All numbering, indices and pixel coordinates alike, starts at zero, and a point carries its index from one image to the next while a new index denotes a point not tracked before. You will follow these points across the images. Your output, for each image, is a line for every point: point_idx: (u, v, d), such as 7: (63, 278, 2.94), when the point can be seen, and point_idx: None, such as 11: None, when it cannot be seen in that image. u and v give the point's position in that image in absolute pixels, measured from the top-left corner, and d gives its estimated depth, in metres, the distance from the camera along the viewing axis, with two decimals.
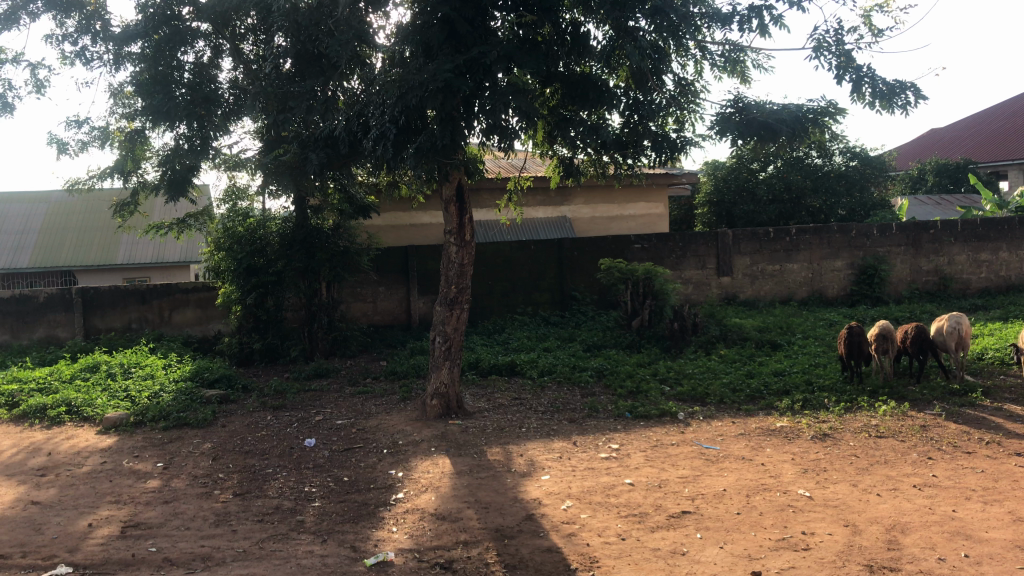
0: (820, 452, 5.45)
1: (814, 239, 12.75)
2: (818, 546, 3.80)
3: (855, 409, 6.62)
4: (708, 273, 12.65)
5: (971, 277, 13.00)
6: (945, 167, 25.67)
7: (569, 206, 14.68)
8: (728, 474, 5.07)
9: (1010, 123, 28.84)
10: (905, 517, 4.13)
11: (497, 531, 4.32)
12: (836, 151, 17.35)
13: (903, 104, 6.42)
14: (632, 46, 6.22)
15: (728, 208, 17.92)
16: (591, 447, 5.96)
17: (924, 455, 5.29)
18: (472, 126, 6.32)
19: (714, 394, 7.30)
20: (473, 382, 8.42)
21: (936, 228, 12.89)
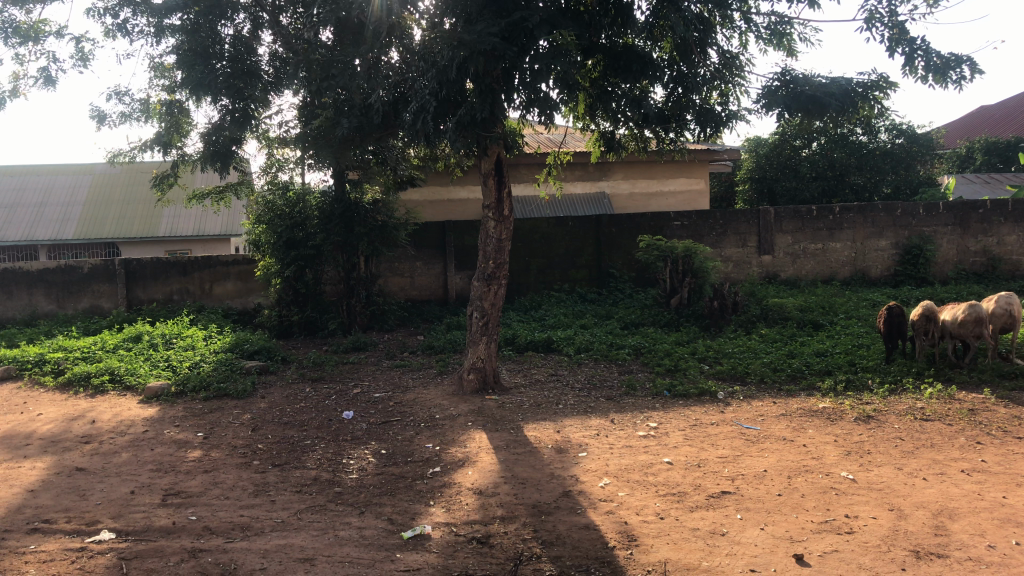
0: (864, 434, 5.35)
1: (858, 218, 12.50)
2: (861, 530, 3.73)
3: (900, 391, 6.48)
4: (748, 251, 12.46)
5: (1021, 259, 12.68)
6: (995, 145, 25.09)
7: (607, 181, 14.55)
8: (769, 454, 4.99)
9: None
10: (952, 502, 4.03)
11: (534, 507, 4.30)
12: (882, 128, 16.90)
13: (957, 78, 6.21)
14: (677, 17, 6.09)
15: (770, 184, 17.64)
16: (629, 425, 5.91)
17: (972, 439, 5.18)
18: (512, 99, 6.29)
19: (755, 373, 7.21)
20: (509, 358, 8.41)
21: (985, 207, 12.55)
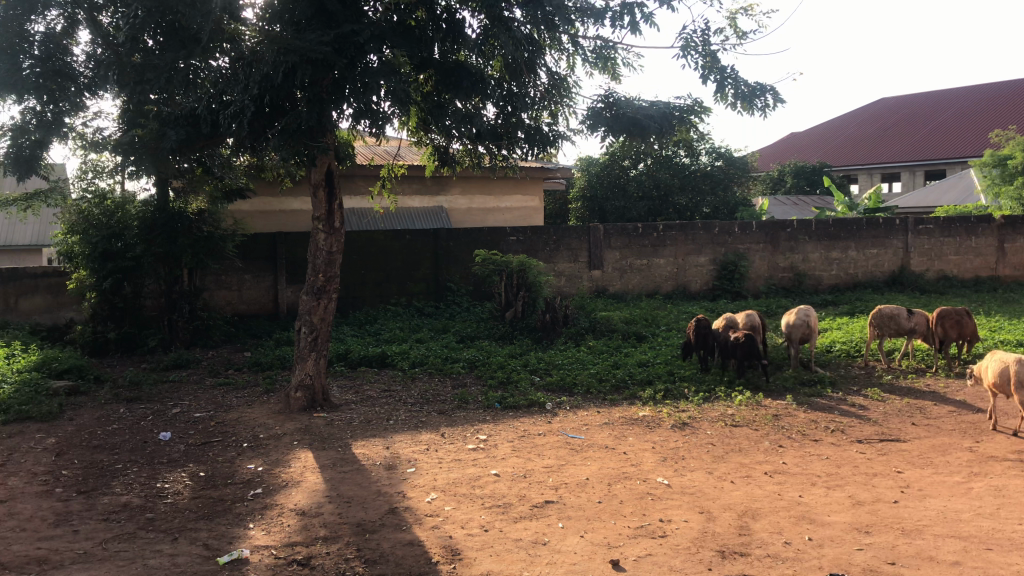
0: (679, 441, 5.62)
1: (679, 235, 13.16)
2: (673, 534, 3.90)
3: (713, 399, 6.85)
4: (580, 266, 12.84)
5: (823, 275, 13.71)
6: (803, 169, 27.11)
7: (444, 196, 14.58)
8: (592, 463, 5.14)
9: (859, 136, 30.86)
10: (756, 503, 4.29)
11: (358, 526, 4.23)
12: (703, 151, 18.01)
13: (762, 106, 6.68)
14: (506, 36, 6.25)
15: (600, 203, 18.23)
16: (458, 438, 5.93)
17: (776, 442, 5.54)
18: (341, 109, 6.12)
19: (581, 384, 7.41)
20: (340, 374, 8.25)
21: (791, 227, 13.51)
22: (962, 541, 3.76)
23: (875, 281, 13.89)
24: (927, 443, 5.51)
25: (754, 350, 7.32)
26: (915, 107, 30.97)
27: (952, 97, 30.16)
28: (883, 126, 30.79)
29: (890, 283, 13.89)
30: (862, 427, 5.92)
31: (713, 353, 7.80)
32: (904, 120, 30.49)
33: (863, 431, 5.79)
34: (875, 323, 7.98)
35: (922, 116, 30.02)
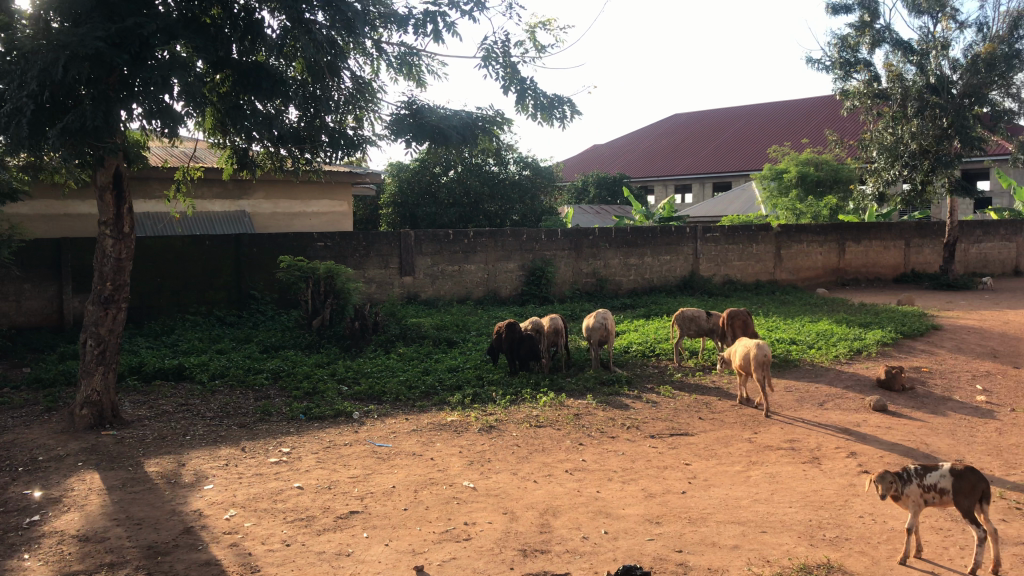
0: (485, 444, 5.71)
1: (489, 242, 13.37)
2: (477, 536, 3.96)
3: (519, 401, 7.01)
4: (390, 272, 12.75)
5: (623, 280, 14.38)
6: (605, 180, 28.34)
7: (248, 200, 14.04)
8: (398, 470, 5.12)
9: (656, 149, 32.70)
10: (556, 500, 4.44)
11: (148, 549, 3.98)
12: (511, 159, 18.42)
13: (559, 117, 6.93)
14: (307, 39, 6.11)
15: (411, 210, 18.10)
16: (260, 452, 5.73)
17: (576, 441, 5.76)
18: (130, 109, 5.79)
19: (390, 392, 7.35)
20: (133, 389, 7.74)
21: (594, 234, 14.08)
22: (741, 525, 4.06)
23: (669, 285, 14.73)
24: (713, 436, 5.91)
25: (523, 345, 7.91)
26: (705, 123, 33.19)
27: (736, 115, 32.57)
28: (676, 141, 32.76)
29: (683, 287, 14.78)
30: (656, 422, 6.27)
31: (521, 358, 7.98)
32: (695, 134, 32.58)
33: (656, 427, 6.12)
34: (679, 326, 8.49)
35: (710, 132, 32.21)
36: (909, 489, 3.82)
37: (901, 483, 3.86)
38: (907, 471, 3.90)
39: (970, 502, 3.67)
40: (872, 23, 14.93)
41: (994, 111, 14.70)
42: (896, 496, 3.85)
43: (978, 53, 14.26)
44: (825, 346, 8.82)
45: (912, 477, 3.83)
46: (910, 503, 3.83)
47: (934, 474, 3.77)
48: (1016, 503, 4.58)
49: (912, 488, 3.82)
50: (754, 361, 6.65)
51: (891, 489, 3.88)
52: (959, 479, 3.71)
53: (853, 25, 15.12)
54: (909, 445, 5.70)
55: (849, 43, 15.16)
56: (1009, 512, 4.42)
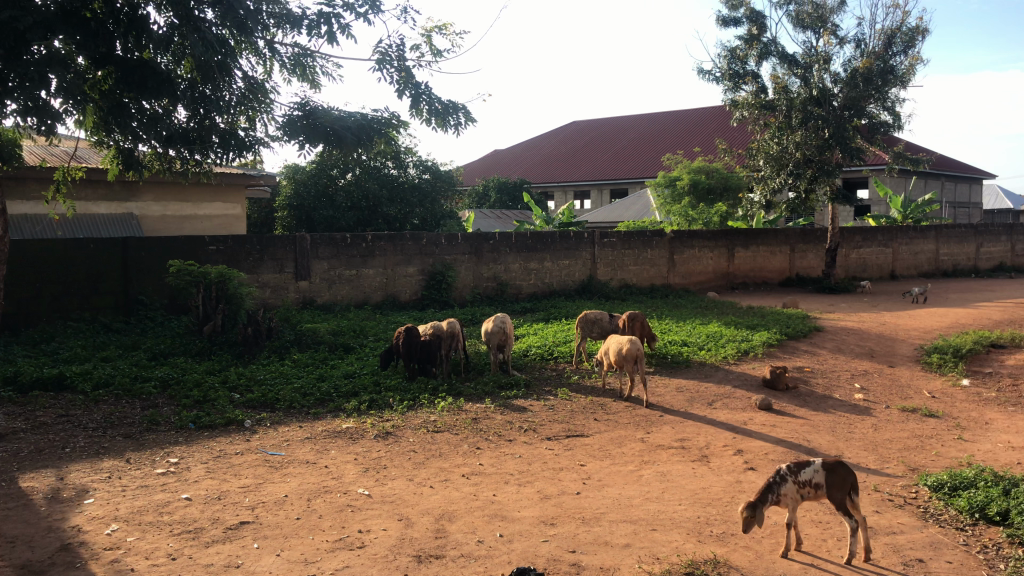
0: (381, 450, 5.65)
1: (387, 246, 13.25)
2: (372, 543, 3.92)
3: (416, 406, 6.97)
4: (285, 276, 12.50)
5: (522, 284, 14.48)
6: (505, 185, 28.53)
7: (135, 202, 13.51)
8: (291, 479, 5.02)
9: (555, 155, 33.15)
10: (451, 505, 4.43)
11: (22, 568, 3.78)
12: (410, 163, 18.34)
13: (455, 123, 7.07)
14: (196, 37, 5.97)
15: (308, 213, 17.73)
16: (146, 463, 5.52)
17: (474, 445, 5.77)
18: (3, 105, 5.53)
19: (284, 399, 7.20)
20: (8, 400, 7.33)
21: (494, 238, 14.14)
22: (632, 524, 4.15)
23: (568, 290, 14.92)
24: (608, 437, 6.01)
25: (430, 351, 7.92)
26: (602, 131, 33.80)
27: (633, 123, 33.30)
28: (575, 147, 33.24)
29: (581, 291, 14.99)
30: (552, 425, 6.34)
31: (419, 361, 7.93)
32: (593, 141, 33.15)
33: (553, 429, 6.20)
34: (581, 328, 8.64)
35: (608, 139, 32.83)
36: (787, 489, 3.90)
37: (777, 483, 3.92)
38: (779, 471, 3.97)
39: (842, 494, 3.87)
40: (760, 36, 15.50)
41: (872, 123, 15.47)
42: (776, 499, 3.90)
43: (857, 67, 14.98)
44: (714, 347, 9.10)
45: (787, 476, 3.91)
46: (788, 502, 3.91)
47: (809, 470, 3.89)
48: (890, 494, 4.83)
49: (789, 486, 3.90)
50: (624, 346, 7.25)
51: (768, 491, 3.92)
52: (831, 473, 3.88)
53: (742, 37, 15.66)
54: (793, 441, 5.93)
55: (738, 55, 15.69)
56: (883, 504, 4.66)
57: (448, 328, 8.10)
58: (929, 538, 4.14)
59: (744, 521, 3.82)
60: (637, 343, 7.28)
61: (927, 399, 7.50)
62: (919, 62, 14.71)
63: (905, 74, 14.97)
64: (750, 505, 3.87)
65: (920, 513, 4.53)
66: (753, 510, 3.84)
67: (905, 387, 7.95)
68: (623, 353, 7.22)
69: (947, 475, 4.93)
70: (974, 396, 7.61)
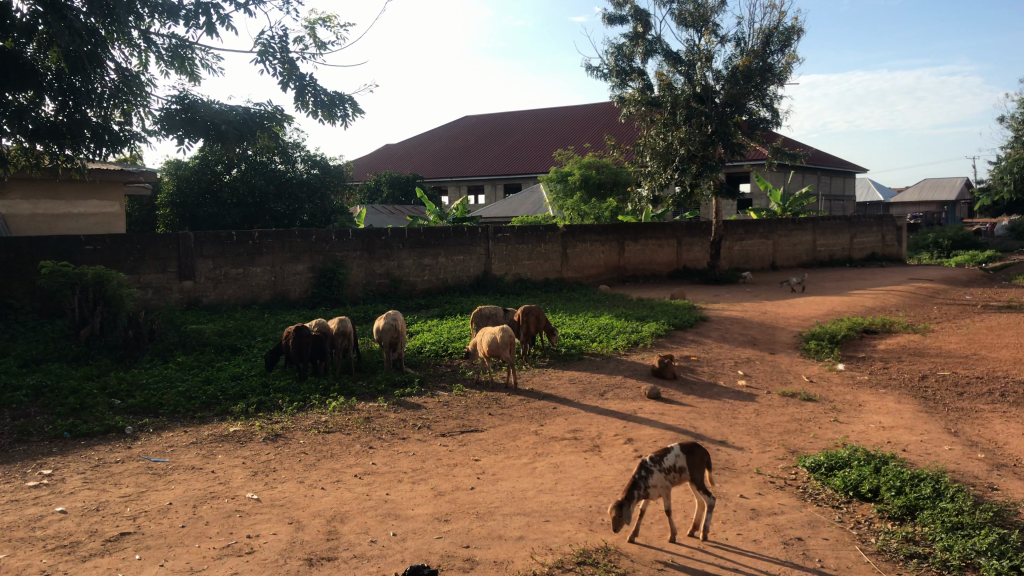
0: (270, 453, 5.52)
1: (276, 243, 12.94)
2: (261, 548, 3.82)
3: (307, 407, 6.83)
4: (168, 276, 12.04)
5: (416, 280, 14.37)
6: (397, 180, 28.30)
7: (2, 200, 12.71)
8: (176, 486, 4.84)
9: (446, 150, 33.11)
10: (343, 506, 4.37)
11: None
12: (298, 157, 17.84)
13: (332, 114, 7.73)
14: (61, 25, 6.37)
15: (192, 210, 17.21)
16: (17, 476, 5.21)
17: (367, 444, 5.70)
18: None
19: (168, 404, 6.93)
20: None
21: (386, 234, 13.99)
22: (525, 516, 4.18)
23: (462, 285, 14.90)
24: (502, 431, 6.04)
25: (313, 350, 7.76)
26: (494, 126, 33.92)
27: (524, 118, 33.55)
28: (467, 142, 33.25)
29: (475, 286, 15.01)
30: (446, 421, 6.32)
31: (309, 362, 7.76)
32: (485, 136, 33.23)
33: (447, 426, 6.18)
34: (477, 323, 8.61)
35: (499, 134, 33.00)
36: (655, 481, 3.95)
37: (643, 477, 3.95)
38: (642, 465, 3.99)
39: (700, 471, 4.04)
40: (645, 34, 15.85)
41: (752, 120, 16.06)
42: (645, 492, 3.94)
43: (737, 65, 15.49)
44: (606, 339, 9.26)
45: (653, 467, 3.96)
46: (655, 492, 3.97)
47: (671, 457, 3.99)
48: (772, 476, 5.03)
49: (656, 477, 3.95)
50: (498, 335, 7.45)
51: (635, 485, 3.94)
52: (691, 455, 4.03)
53: (628, 35, 15.98)
54: (681, 429, 6.09)
55: (624, 52, 16.01)
56: (765, 486, 4.84)
57: (340, 328, 7.99)
58: (807, 517, 4.33)
59: (614, 521, 3.85)
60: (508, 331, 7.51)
61: (805, 384, 7.84)
62: (794, 61, 15.33)
63: (782, 72, 15.57)
64: (618, 504, 3.89)
65: (799, 493, 4.73)
66: (621, 509, 3.87)
67: (785, 373, 8.29)
68: (499, 341, 7.41)
69: (824, 455, 5.17)
70: (848, 380, 8.02)
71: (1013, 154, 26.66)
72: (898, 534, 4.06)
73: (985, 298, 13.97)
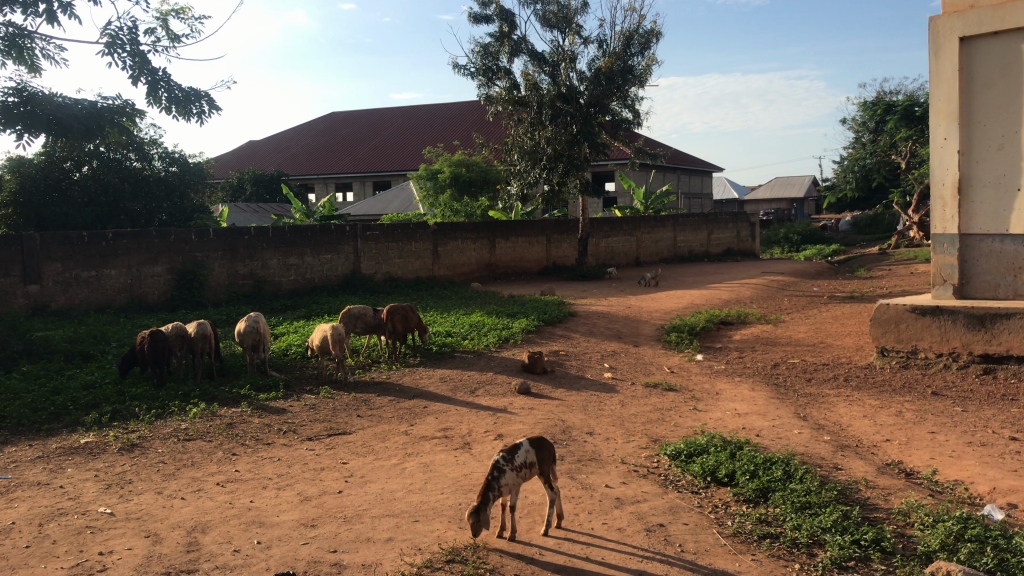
0: (125, 464, 5.26)
1: (131, 244, 12.34)
2: (115, 565, 3.63)
3: (166, 415, 6.54)
4: (12, 281, 11.28)
5: (282, 280, 14.00)
6: (262, 177, 27.52)
7: None
8: (20, 504, 4.54)
9: (310, 147, 32.48)
10: (204, 516, 4.21)
11: None
12: (155, 155, 17.34)
13: (194, 110, 7.81)
14: None
15: (38, 210, 15.60)
16: None
17: (229, 451, 5.51)
18: None
19: (11, 417, 6.49)
20: None
21: (250, 234, 13.58)
22: (394, 517, 4.15)
23: (330, 285, 14.62)
24: (370, 432, 5.97)
25: (161, 355, 7.43)
26: (362, 123, 33.50)
27: (392, 116, 33.31)
28: (334, 139, 32.69)
29: (344, 286, 14.76)
30: (313, 424, 6.20)
31: (165, 366, 7.47)
32: (353, 133, 32.77)
33: (314, 429, 6.07)
34: (344, 323, 8.44)
35: (366, 131, 32.65)
36: (508, 480, 3.94)
37: (496, 478, 3.93)
38: (494, 465, 3.96)
39: (549, 464, 4.10)
40: (510, 34, 16.01)
41: (615, 120, 16.49)
42: (499, 493, 3.92)
43: (599, 66, 15.86)
44: (476, 336, 9.30)
45: (505, 467, 3.94)
46: (508, 490, 3.96)
47: (522, 453, 3.99)
48: (636, 465, 5.18)
49: (509, 476, 3.94)
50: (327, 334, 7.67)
51: (489, 488, 3.91)
52: (540, 450, 4.07)
53: (493, 34, 16.09)
54: (549, 422, 6.19)
55: (490, 51, 16.11)
56: (629, 475, 4.98)
57: (200, 330, 7.71)
58: (669, 503, 4.48)
59: (472, 527, 3.80)
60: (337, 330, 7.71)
61: (667, 375, 8.13)
62: (653, 63, 15.83)
63: (642, 74, 16.07)
64: (474, 509, 3.84)
65: (661, 481, 4.90)
66: (478, 515, 3.83)
67: (648, 365, 8.56)
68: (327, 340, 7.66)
69: (684, 443, 5.37)
70: (706, 370, 8.36)
71: (854, 154, 28.45)
72: (752, 516, 4.26)
73: (830, 289, 14.86)
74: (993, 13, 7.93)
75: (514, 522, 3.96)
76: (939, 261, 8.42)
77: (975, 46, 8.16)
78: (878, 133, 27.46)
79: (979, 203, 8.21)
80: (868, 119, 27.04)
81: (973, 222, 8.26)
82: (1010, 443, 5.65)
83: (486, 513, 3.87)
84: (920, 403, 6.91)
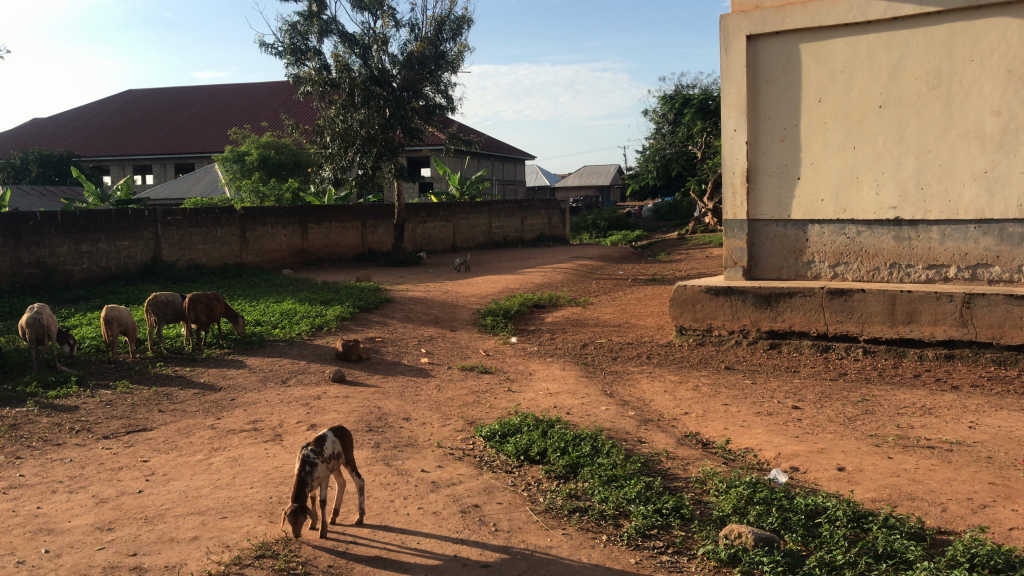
0: None
1: None
2: None
3: None
4: None
5: (74, 269, 12.98)
6: (49, 158, 25.42)
7: None
8: None
9: (104, 125, 30.36)
10: None
11: None
12: None
13: None
14: None
15: None
16: None
17: (11, 455, 5.05)
18: None
19: None
20: None
21: (35, 219, 12.46)
22: (200, 515, 3.97)
23: (128, 273, 13.72)
24: (173, 428, 5.66)
25: None
26: (161, 102, 31.58)
27: (195, 95, 31.67)
28: (129, 118, 30.64)
29: (143, 274, 13.89)
30: (110, 422, 5.80)
31: None
32: (151, 113, 30.88)
33: (111, 427, 5.69)
34: (151, 312, 7.99)
35: (165, 111, 30.91)
36: (321, 472, 3.83)
37: (309, 472, 3.79)
38: (304, 459, 3.81)
39: (348, 452, 4.07)
40: (320, 14, 15.60)
41: (428, 105, 16.50)
42: (312, 487, 3.80)
43: (411, 50, 15.80)
44: (287, 325, 9.02)
45: (318, 460, 3.82)
46: (320, 481, 3.85)
47: (327, 444, 3.90)
48: (451, 448, 5.22)
49: (320, 468, 3.83)
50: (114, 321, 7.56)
51: (303, 484, 3.77)
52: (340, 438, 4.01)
53: (301, 13, 15.61)
54: (364, 409, 6.12)
55: (299, 30, 15.63)
56: (444, 458, 5.01)
57: None
58: (483, 484, 4.55)
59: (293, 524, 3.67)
60: (117, 316, 7.54)
61: (483, 358, 8.25)
62: (465, 49, 15.97)
63: (454, 60, 16.19)
64: (292, 505, 3.70)
65: (476, 462, 4.97)
66: (297, 510, 3.70)
67: (464, 349, 8.65)
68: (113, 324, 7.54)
69: (498, 424, 5.48)
70: (520, 352, 8.55)
71: (655, 144, 29.96)
72: (563, 491, 4.41)
73: (634, 272, 15.59)
74: (774, 15, 8.56)
75: (325, 513, 3.88)
76: (731, 245, 9.00)
77: (759, 44, 8.77)
78: (677, 124, 29.02)
79: (765, 191, 8.86)
80: (667, 111, 28.55)
81: (760, 208, 8.90)
82: (793, 412, 6.15)
83: (304, 509, 3.74)
84: (715, 377, 7.41)
